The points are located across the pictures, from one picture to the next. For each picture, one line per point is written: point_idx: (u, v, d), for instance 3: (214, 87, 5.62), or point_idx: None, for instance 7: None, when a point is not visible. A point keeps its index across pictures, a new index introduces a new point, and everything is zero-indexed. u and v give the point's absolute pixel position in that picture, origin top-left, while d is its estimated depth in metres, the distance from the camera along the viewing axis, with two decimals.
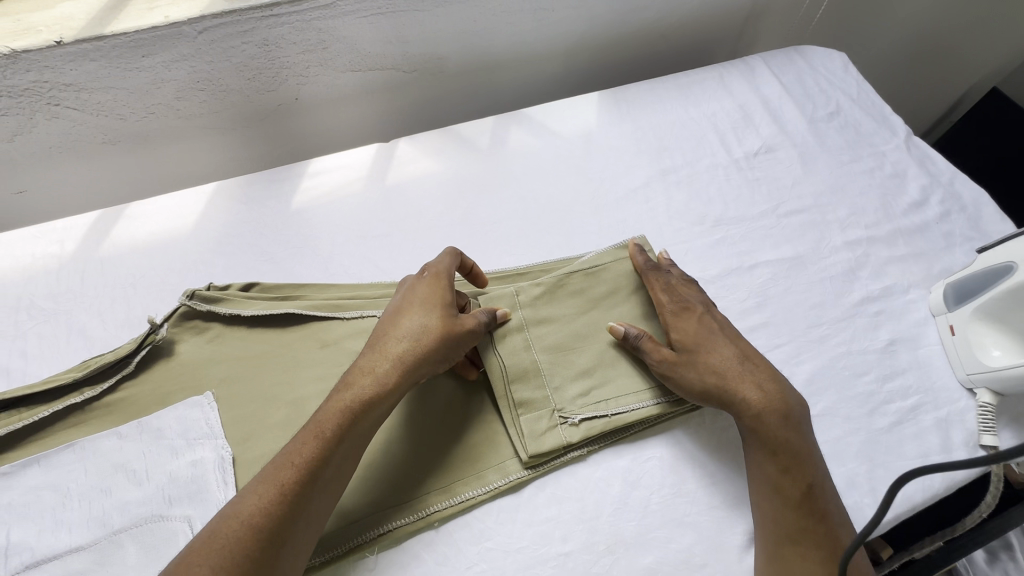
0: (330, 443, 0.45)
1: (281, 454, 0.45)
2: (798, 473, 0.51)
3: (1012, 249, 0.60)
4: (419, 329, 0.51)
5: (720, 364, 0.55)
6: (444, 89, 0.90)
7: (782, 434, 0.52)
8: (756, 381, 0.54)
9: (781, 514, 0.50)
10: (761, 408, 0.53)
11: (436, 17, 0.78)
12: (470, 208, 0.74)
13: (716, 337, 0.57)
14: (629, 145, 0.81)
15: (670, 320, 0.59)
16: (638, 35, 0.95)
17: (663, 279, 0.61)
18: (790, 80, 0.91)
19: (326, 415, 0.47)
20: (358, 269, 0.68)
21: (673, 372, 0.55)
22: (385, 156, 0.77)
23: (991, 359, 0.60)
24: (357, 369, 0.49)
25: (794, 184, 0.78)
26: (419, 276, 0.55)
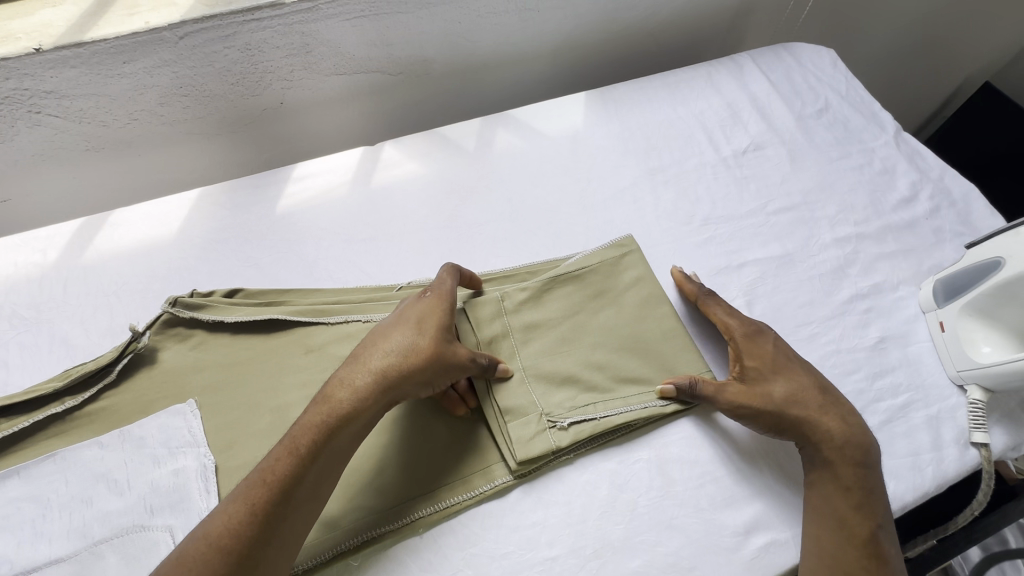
0: (303, 460, 0.45)
1: (257, 469, 0.45)
2: (866, 512, 0.51)
3: (1000, 243, 0.60)
4: (408, 346, 0.50)
5: (799, 393, 0.56)
6: (431, 91, 0.89)
7: (858, 471, 0.53)
8: (839, 414, 0.55)
9: (842, 550, 0.50)
10: (844, 440, 0.53)
11: (421, 19, 0.78)
12: (456, 210, 0.73)
13: (792, 364, 0.58)
14: (616, 144, 0.81)
15: (743, 344, 0.59)
16: (625, 34, 0.95)
17: (723, 303, 0.63)
18: (778, 77, 0.90)
19: (301, 430, 0.46)
20: (343, 274, 0.68)
21: (751, 401, 0.55)
22: (370, 159, 0.77)
23: (981, 355, 0.60)
24: (337, 383, 0.48)
25: (782, 181, 0.78)
26: (421, 295, 0.54)
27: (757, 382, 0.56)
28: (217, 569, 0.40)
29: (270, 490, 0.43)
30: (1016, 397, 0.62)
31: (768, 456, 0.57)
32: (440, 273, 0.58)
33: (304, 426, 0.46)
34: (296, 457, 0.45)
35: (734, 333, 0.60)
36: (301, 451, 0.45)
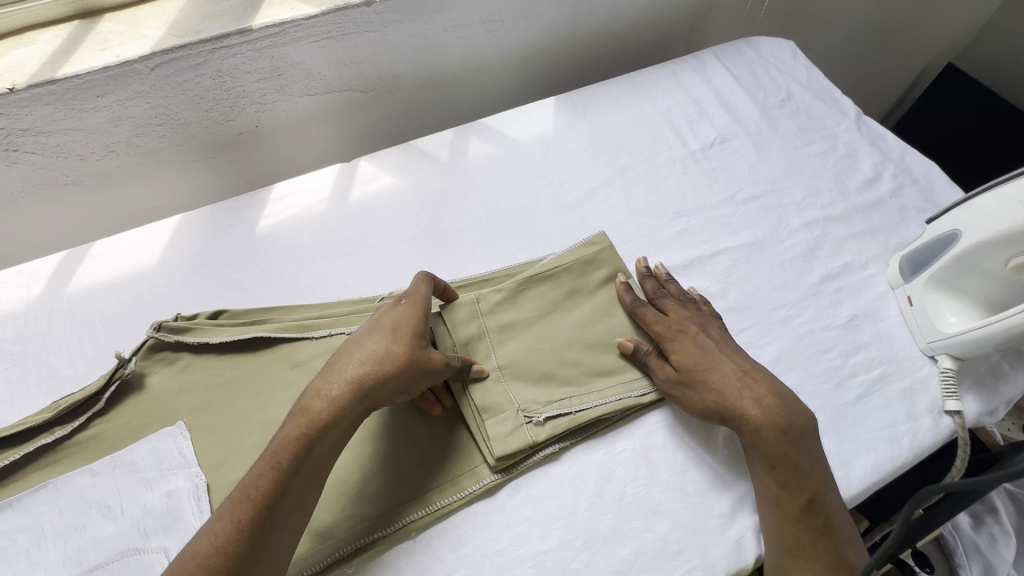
0: (283, 471, 0.46)
1: (240, 486, 0.46)
2: (795, 489, 0.52)
3: (956, 216, 0.62)
4: (383, 353, 0.51)
5: (714, 382, 0.56)
6: (404, 106, 0.91)
7: (782, 449, 0.53)
8: (755, 397, 0.55)
9: (777, 527, 0.51)
10: (760, 423, 0.54)
11: (388, 37, 0.80)
12: (434, 219, 0.75)
13: (711, 356, 0.58)
14: (586, 146, 0.83)
15: (667, 344, 0.60)
16: (590, 40, 0.98)
17: (648, 308, 0.64)
18: (740, 71, 0.93)
19: (280, 440, 0.47)
20: (325, 288, 0.69)
21: (674, 393, 0.58)
22: (347, 176, 0.79)
23: (948, 325, 0.61)
24: (313, 392, 0.49)
25: (750, 171, 0.80)
26: (395, 303, 0.56)
27: (676, 379, 0.58)
28: None
29: (252, 504, 0.44)
30: (985, 364, 0.63)
31: None
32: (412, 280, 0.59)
33: (284, 437, 0.47)
34: (277, 468, 0.46)
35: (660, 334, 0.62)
36: (282, 462, 0.46)
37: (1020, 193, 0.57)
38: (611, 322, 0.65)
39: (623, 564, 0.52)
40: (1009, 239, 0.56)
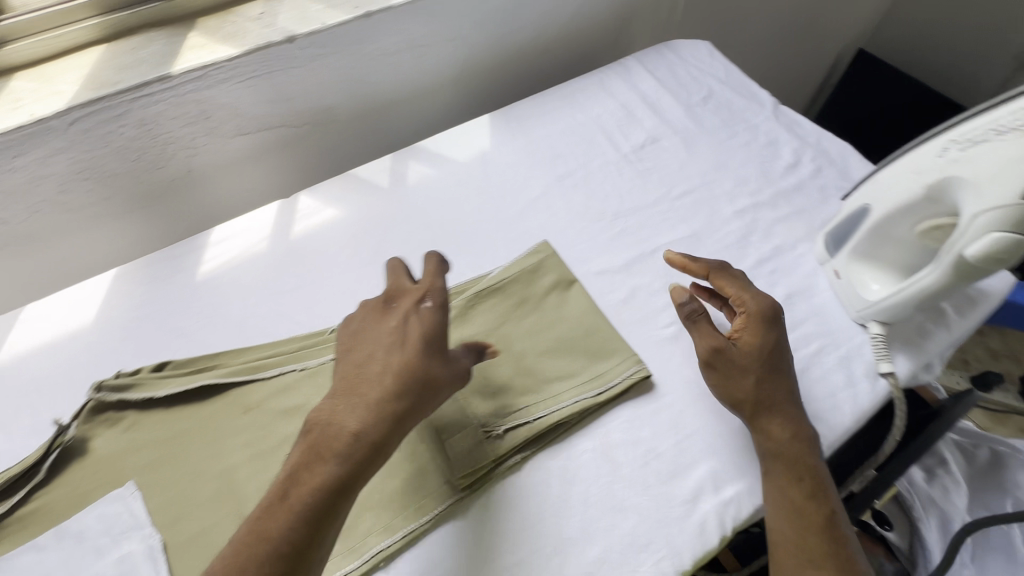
0: (314, 517, 0.45)
1: (263, 532, 0.45)
2: (818, 501, 0.54)
3: (865, 192, 0.66)
4: (410, 382, 0.50)
5: (769, 387, 0.58)
6: (342, 137, 0.92)
7: (807, 462, 0.56)
8: (792, 413, 0.58)
9: (802, 539, 0.52)
10: (792, 437, 0.56)
11: (315, 70, 0.80)
12: (378, 245, 0.75)
13: (779, 358, 0.60)
14: (523, 158, 0.85)
15: (748, 323, 0.61)
16: (518, 56, 1.00)
17: (738, 281, 0.63)
18: (663, 73, 0.98)
19: (308, 483, 0.46)
20: (274, 326, 0.68)
21: (720, 362, 0.60)
22: (288, 212, 0.78)
23: (871, 293, 0.65)
24: (339, 427, 0.48)
25: (681, 167, 0.84)
26: (415, 315, 0.54)
27: (739, 359, 0.59)
28: None
29: (286, 555, 0.44)
30: (911, 325, 0.68)
31: (702, 424, 0.60)
32: (426, 276, 0.56)
33: (311, 481, 0.46)
34: (309, 514, 0.45)
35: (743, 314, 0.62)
36: (318, 506, 0.46)
37: (915, 164, 0.60)
38: (561, 327, 0.66)
39: (594, 564, 0.52)
40: (912, 208, 0.60)
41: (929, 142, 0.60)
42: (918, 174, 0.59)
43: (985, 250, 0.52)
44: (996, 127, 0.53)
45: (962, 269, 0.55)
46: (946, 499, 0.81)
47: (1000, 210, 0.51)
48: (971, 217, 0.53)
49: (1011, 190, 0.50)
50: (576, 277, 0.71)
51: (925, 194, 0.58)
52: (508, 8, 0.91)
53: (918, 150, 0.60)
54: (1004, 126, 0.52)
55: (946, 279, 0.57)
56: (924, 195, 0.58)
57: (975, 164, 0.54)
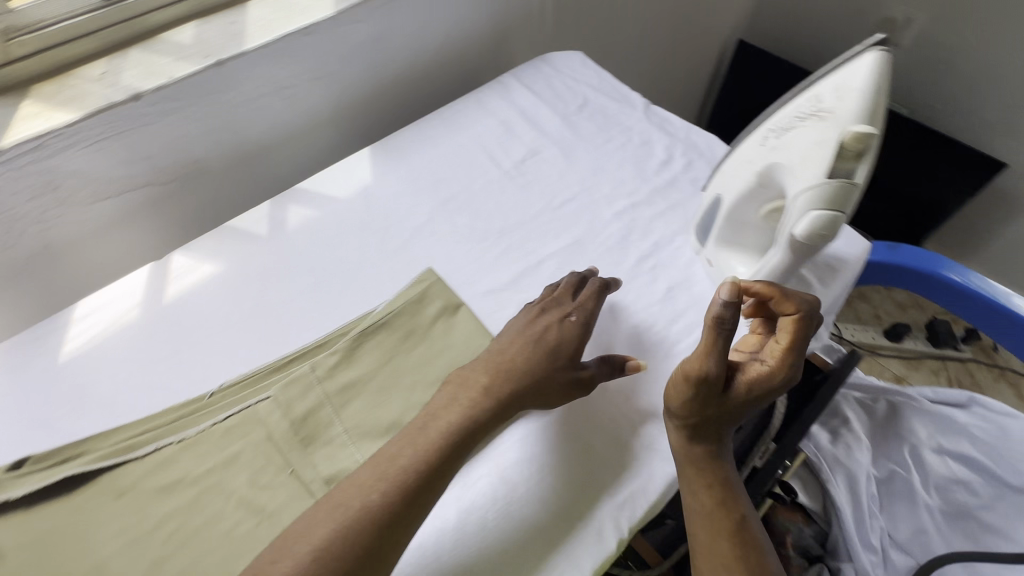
0: (450, 450, 0.53)
1: (396, 450, 0.53)
2: (729, 507, 0.56)
3: (715, 183, 0.69)
4: (538, 368, 0.59)
5: (712, 416, 0.56)
6: (220, 187, 0.89)
7: (717, 470, 0.57)
8: (716, 432, 0.57)
9: (715, 544, 0.54)
10: (705, 449, 0.57)
11: (172, 124, 0.77)
12: (260, 296, 0.72)
13: (746, 409, 0.57)
14: (406, 187, 0.85)
15: (750, 379, 0.56)
16: (397, 85, 1.01)
17: (787, 346, 0.57)
18: (539, 86, 1.00)
19: (445, 419, 0.55)
20: (149, 399, 0.64)
21: (707, 388, 0.55)
22: (161, 275, 0.75)
23: (738, 276, 0.67)
24: (476, 383, 0.58)
25: (561, 177, 0.86)
26: (561, 320, 0.64)
27: (715, 395, 0.55)
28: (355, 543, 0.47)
29: (410, 475, 0.51)
30: None
31: (595, 429, 0.61)
32: (586, 294, 0.66)
33: (444, 421, 0.55)
34: (439, 448, 0.53)
35: (760, 364, 0.57)
36: (447, 446, 0.53)
37: (745, 154, 0.64)
38: (450, 354, 0.66)
39: None
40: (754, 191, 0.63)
41: (755, 133, 0.64)
42: (750, 164, 0.63)
43: (807, 229, 0.54)
44: (800, 115, 0.58)
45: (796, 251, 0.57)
46: (849, 457, 0.86)
47: (812, 190, 0.54)
48: (794, 199, 0.56)
49: (817, 170, 0.54)
50: (462, 301, 0.71)
51: (759, 181, 0.62)
52: (374, 41, 0.91)
53: (746, 141, 0.65)
54: (805, 113, 0.57)
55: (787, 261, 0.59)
56: (757, 182, 0.62)
57: (789, 150, 0.58)
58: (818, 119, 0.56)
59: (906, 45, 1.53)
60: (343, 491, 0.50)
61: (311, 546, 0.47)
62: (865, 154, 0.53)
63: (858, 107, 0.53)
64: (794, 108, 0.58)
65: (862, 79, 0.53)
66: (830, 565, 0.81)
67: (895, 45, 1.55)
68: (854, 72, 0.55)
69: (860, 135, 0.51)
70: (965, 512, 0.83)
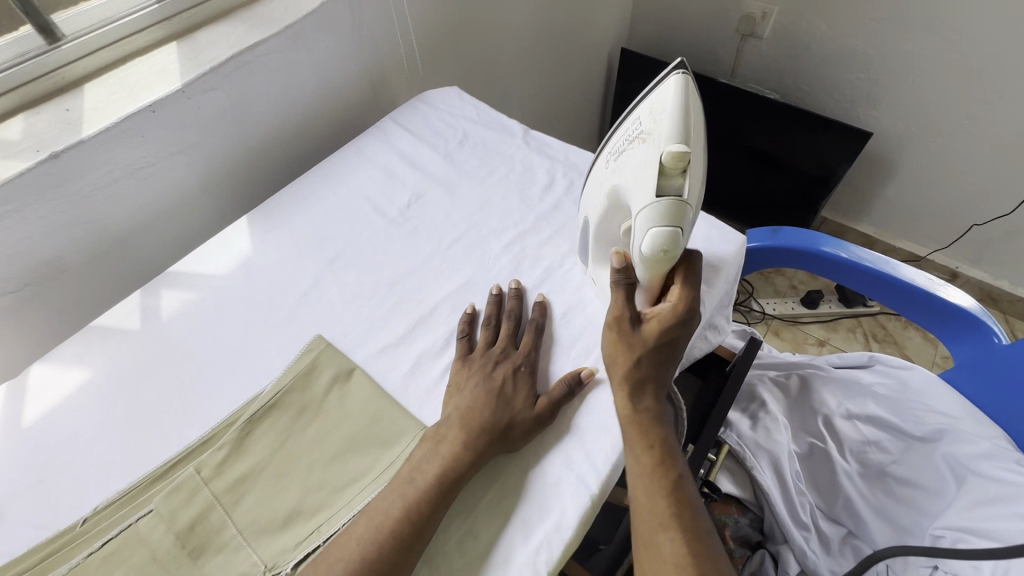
0: (433, 499, 0.54)
1: (384, 502, 0.55)
2: (668, 468, 0.56)
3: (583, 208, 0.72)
4: (499, 414, 0.60)
5: (643, 366, 0.60)
6: (85, 283, 0.82)
7: (656, 431, 0.57)
8: (655, 391, 0.59)
9: (653, 502, 0.54)
10: (648, 406, 0.59)
11: (8, 230, 0.71)
12: (135, 397, 0.67)
13: (672, 355, 0.61)
14: (290, 251, 0.82)
15: (660, 315, 0.61)
16: (271, 145, 0.97)
17: (685, 283, 0.61)
18: (419, 127, 1.00)
19: (430, 472, 0.56)
20: (9, 540, 0.57)
21: (620, 331, 0.61)
22: (17, 394, 0.68)
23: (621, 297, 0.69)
24: (449, 429, 0.59)
25: (447, 216, 0.85)
26: (516, 368, 0.65)
27: (636, 336, 0.61)
28: None
29: (405, 528, 0.53)
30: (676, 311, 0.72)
31: (504, 475, 0.59)
32: (528, 341, 0.68)
33: (430, 471, 0.56)
34: (428, 497, 0.54)
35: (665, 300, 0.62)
36: (433, 491, 0.55)
37: (598, 179, 0.69)
38: (348, 423, 0.63)
39: None
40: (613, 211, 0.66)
41: (603, 158, 0.69)
42: (602, 186, 0.67)
43: (652, 241, 0.57)
44: (629, 138, 0.63)
45: (651, 261, 0.59)
46: (770, 439, 0.89)
47: (647, 206, 0.57)
48: (636, 216, 0.59)
49: (648, 187, 0.58)
50: (356, 363, 0.69)
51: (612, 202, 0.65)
52: (235, 106, 0.88)
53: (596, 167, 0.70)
54: (633, 135, 0.62)
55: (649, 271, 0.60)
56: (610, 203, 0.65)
57: (626, 170, 0.62)
58: (641, 139, 0.60)
59: (767, 37, 1.64)
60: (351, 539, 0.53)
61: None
62: (686, 168, 0.57)
63: (669, 125, 0.57)
64: (623, 134, 0.63)
65: (670, 98, 0.58)
66: (770, 549, 0.84)
67: (758, 38, 1.66)
68: (664, 91, 0.59)
69: (675, 150, 0.55)
70: (880, 471, 0.85)
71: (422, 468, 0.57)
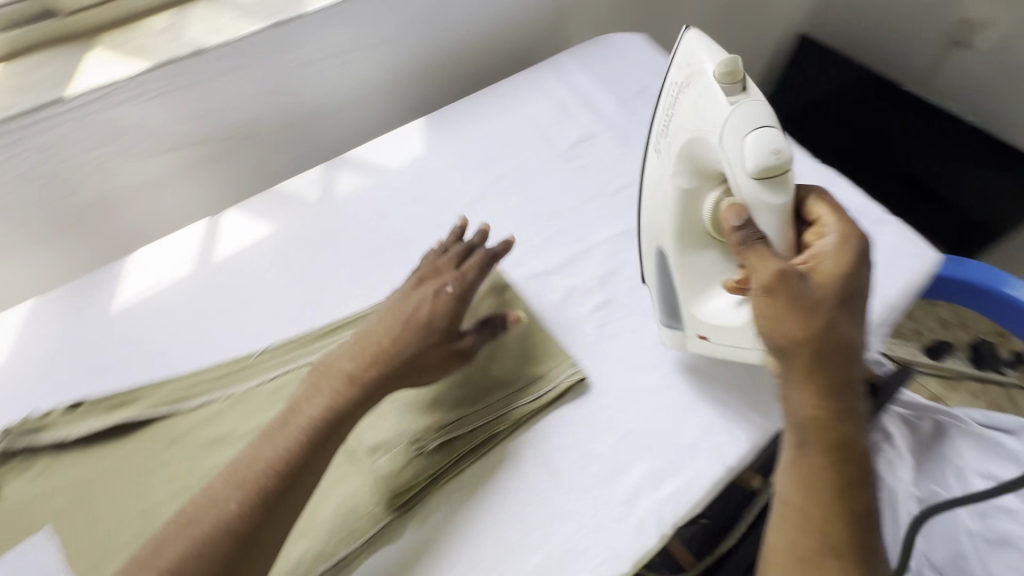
0: (304, 447, 0.50)
1: (245, 455, 0.51)
2: (855, 492, 0.49)
3: (651, 254, 0.64)
4: (399, 343, 0.55)
5: (827, 335, 0.49)
6: (272, 149, 0.89)
7: (848, 445, 0.49)
8: (852, 389, 0.50)
9: (827, 527, 0.48)
10: (841, 410, 0.50)
11: (229, 84, 0.78)
12: (309, 259, 0.73)
13: (856, 314, 0.51)
14: (458, 161, 0.84)
15: (829, 259, 0.52)
16: (452, 57, 0.99)
17: (836, 218, 0.55)
18: (598, 68, 0.97)
19: (303, 416, 0.52)
20: (197, 352, 0.65)
21: (786, 289, 0.50)
22: (211, 231, 0.75)
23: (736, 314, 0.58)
24: (338, 368, 0.55)
25: (616, 163, 0.84)
26: (437, 293, 0.59)
27: (812, 298, 0.50)
28: (221, 549, 0.46)
29: (270, 481, 0.49)
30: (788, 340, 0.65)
31: (643, 423, 0.60)
32: (470, 264, 0.61)
33: (307, 414, 0.52)
34: (299, 441, 0.51)
35: (821, 239, 0.54)
36: (314, 435, 0.51)
37: (655, 184, 0.61)
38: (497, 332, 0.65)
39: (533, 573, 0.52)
40: (692, 194, 0.58)
41: (651, 154, 0.63)
42: (663, 175, 0.59)
43: (754, 143, 0.51)
44: (669, 105, 0.60)
45: (767, 175, 0.51)
46: (888, 474, 0.83)
47: (725, 120, 0.52)
48: (721, 143, 0.53)
49: (719, 106, 0.53)
50: (510, 281, 0.70)
51: (689, 175, 0.57)
52: (433, 12, 0.90)
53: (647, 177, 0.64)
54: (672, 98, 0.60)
55: (773, 192, 0.52)
56: (688, 177, 0.57)
57: (686, 118, 0.57)
58: (689, 85, 0.57)
59: (982, 49, 1.39)
60: (206, 496, 0.49)
61: (159, 570, 0.45)
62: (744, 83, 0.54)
63: (710, 53, 0.56)
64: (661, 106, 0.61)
65: (694, 41, 0.58)
66: None
67: (967, 48, 1.42)
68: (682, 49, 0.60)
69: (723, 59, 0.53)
70: None
71: (298, 413, 0.53)
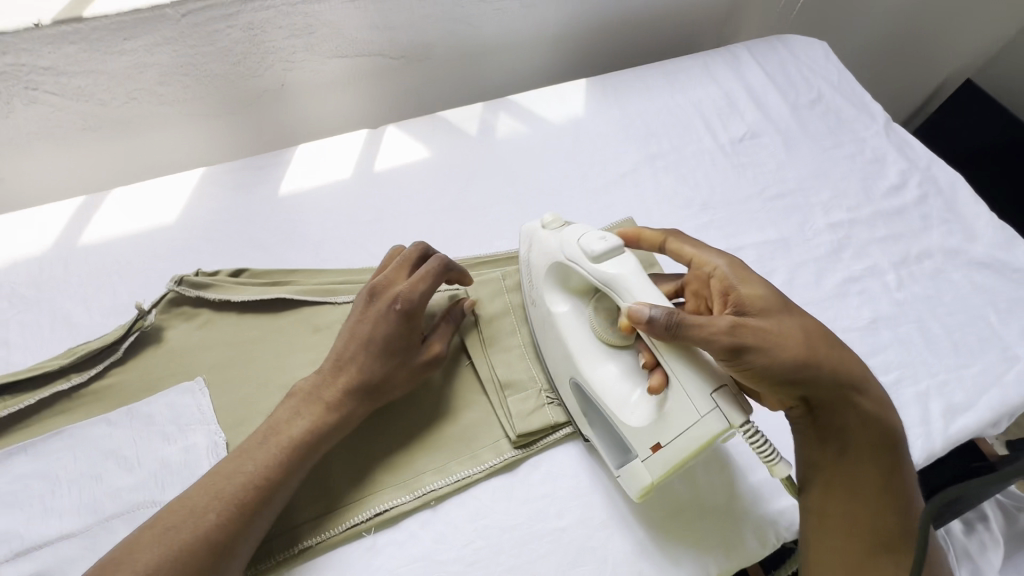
0: (287, 462, 0.47)
1: (219, 468, 0.46)
2: (892, 487, 0.48)
3: (564, 380, 0.56)
4: (371, 363, 0.52)
5: (811, 347, 0.48)
6: (433, 78, 0.90)
7: (874, 442, 0.49)
8: (859, 386, 0.50)
9: (872, 520, 0.47)
10: (864, 410, 0.50)
11: (420, 4, 0.79)
12: (460, 192, 0.74)
13: (797, 311, 0.51)
14: (616, 131, 0.82)
15: (738, 278, 0.51)
16: (623, 24, 0.96)
17: (696, 244, 0.56)
18: (773, 67, 0.92)
19: (288, 434, 0.48)
20: (349, 254, 0.68)
21: (746, 337, 0.46)
22: (372, 142, 0.77)
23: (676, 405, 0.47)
24: (325, 391, 0.51)
25: (778, 169, 0.80)
26: (389, 308, 0.53)
27: (773, 322, 0.48)
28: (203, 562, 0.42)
29: (251, 493, 0.45)
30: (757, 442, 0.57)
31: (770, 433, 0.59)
32: (420, 274, 0.55)
33: (289, 433, 0.48)
34: (288, 456, 0.47)
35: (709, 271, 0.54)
36: (298, 453, 0.48)
37: (543, 326, 0.57)
38: None
39: (641, 543, 0.52)
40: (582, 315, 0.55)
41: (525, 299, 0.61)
42: (550, 311, 0.56)
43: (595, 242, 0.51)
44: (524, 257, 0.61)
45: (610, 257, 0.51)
46: (982, 555, 0.77)
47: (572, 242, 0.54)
48: (581, 267, 0.53)
49: (558, 243, 0.56)
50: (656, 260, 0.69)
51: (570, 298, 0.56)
52: None
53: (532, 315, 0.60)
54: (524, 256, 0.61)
55: (625, 268, 0.50)
56: (570, 302, 0.56)
57: (539, 260, 0.58)
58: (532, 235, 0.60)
59: None
60: (182, 501, 0.44)
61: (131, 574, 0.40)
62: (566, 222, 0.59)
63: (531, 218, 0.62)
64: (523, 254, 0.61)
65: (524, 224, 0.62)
66: None
67: None
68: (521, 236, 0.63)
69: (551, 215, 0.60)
70: None
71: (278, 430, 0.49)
